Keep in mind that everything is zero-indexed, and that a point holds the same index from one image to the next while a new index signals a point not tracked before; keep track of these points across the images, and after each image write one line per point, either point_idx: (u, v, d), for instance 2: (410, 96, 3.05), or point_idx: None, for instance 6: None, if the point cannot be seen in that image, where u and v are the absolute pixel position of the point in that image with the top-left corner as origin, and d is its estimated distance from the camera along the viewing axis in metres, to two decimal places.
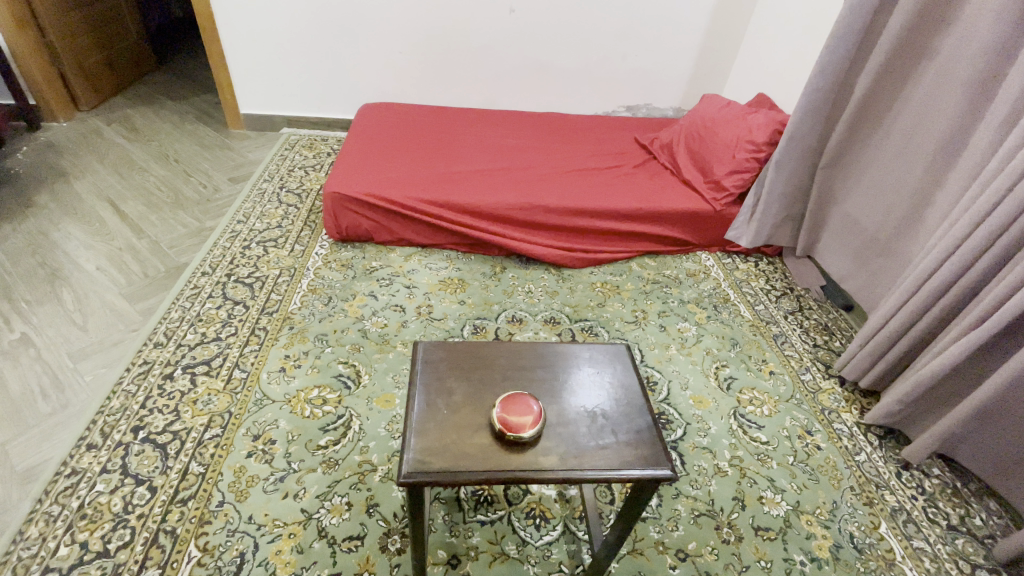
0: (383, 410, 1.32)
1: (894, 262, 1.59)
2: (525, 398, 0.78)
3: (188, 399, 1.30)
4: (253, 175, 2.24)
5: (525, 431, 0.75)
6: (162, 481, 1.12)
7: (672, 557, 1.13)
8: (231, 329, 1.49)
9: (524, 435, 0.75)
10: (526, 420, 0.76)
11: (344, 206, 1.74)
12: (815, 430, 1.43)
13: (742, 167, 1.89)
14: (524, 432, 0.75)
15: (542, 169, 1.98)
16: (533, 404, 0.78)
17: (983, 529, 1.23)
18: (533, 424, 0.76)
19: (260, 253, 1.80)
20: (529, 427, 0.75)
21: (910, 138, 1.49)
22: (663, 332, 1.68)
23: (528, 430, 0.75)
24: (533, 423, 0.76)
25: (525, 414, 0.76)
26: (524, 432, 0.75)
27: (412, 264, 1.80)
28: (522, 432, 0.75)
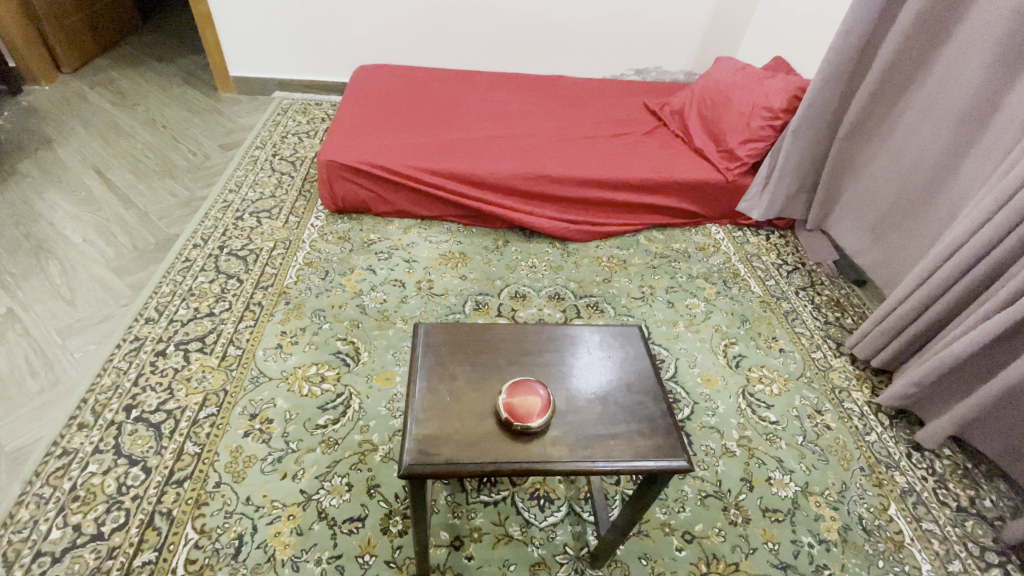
0: (383, 388, 1.28)
1: (912, 238, 1.52)
2: (533, 385, 0.74)
3: (181, 376, 1.26)
4: (245, 142, 2.15)
5: (534, 420, 0.71)
6: (157, 462, 1.10)
7: (679, 538, 1.11)
8: (225, 305, 1.44)
9: (531, 425, 0.70)
10: (532, 408, 0.71)
11: (340, 175, 1.67)
12: (825, 409, 1.40)
13: (757, 136, 1.79)
14: (533, 421, 0.71)
15: (546, 136, 1.88)
16: (539, 390, 0.73)
17: (993, 511, 1.21)
18: (542, 412, 0.72)
19: (253, 224, 1.73)
20: (537, 417, 0.71)
21: (937, 105, 1.40)
22: (671, 308, 1.63)
23: (536, 418, 0.71)
24: (541, 411, 0.72)
25: (530, 401, 0.72)
26: (533, 421, 0.71)
27: (411, 237, 1.73)
28: (530, 421, 0.71)
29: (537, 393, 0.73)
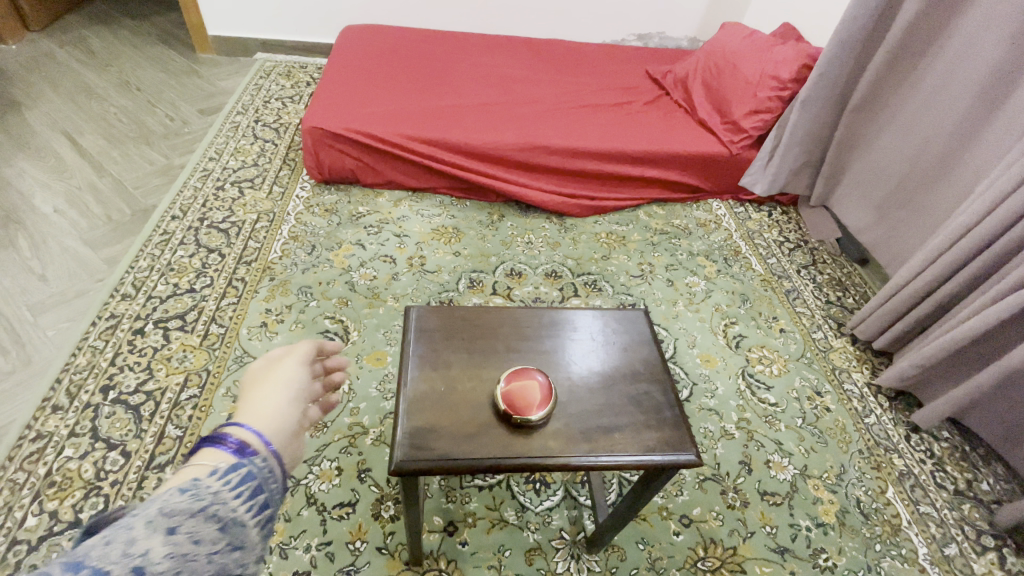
0: (374, 369, 1.23)
1: (919, 216, 1.47)
2: (534, 374, 0.69)
3: (161, 356, 1.20)
4: (225, 107, 2.03)
5: (534, 412, 0.67)
6: (137, 446, 1.05)
7: (676, 523, 1.09)
8: (206, 281, 1.37)
9: (531, 418, 0.66)
10: (532, 399, 0.67)
11: (326, 144, 1.58)
12: (824, 390, 1.38)
13: (763, 107, 1.71)
14: (533, 414, 0.67)
15: (544, 104, 1.79)
16: (537, 379, 0.69)
17: (990, 494, 1.20)
18: (542, 402, 0.68)
19: (235, 195, 1.65)
20: (537, 409, 0.67)
21: (954, 77, 1.32)
22: (670, 287, 1.58)
23: (537, 410, 0.67)
24: (541, 401, 0.67)
25: (529, 393, 0.68)
26: (534, 414, 0.67)
27: (402, 210, 1.66)
28: (530, 414, 0.67)
29: (536, 382, 0.69)
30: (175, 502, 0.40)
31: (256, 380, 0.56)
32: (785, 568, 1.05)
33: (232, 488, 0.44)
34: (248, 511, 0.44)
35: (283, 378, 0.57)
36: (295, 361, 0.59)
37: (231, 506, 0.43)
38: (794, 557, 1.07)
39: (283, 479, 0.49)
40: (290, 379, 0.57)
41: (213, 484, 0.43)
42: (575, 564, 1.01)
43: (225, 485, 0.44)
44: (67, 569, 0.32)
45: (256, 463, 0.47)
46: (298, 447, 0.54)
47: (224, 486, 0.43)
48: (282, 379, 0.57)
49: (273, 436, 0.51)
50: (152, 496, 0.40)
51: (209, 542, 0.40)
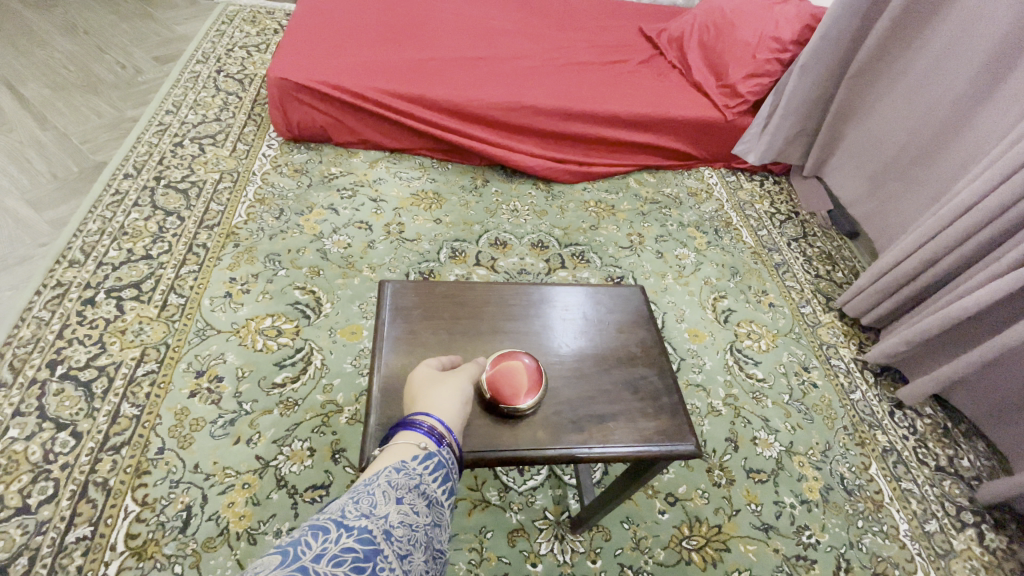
0: (348, 343, 1.16)
1: (913, 189, 1.43)
2: (524, 359, 0.63)
3: (115, 328, 1.11)
4: (183, 55, 1.86)
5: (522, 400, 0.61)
6: (89, 426, 0.97)
7: (662, 501, 1.06)
8: (164, 246, 1.26)
9: (519, 407, 0.61)
10: (519, 386, 0.61)
11: (293, 97, 1.45)
12: (811, 366, 1.36)
13: (762, 70, 1.61)
14: (522, 402, 0.61)
15: (530, 61, 1.67)
16: (522, 362, 0.63)
17: (970, 470, 1.21)
18: (530, 389, 0.62)
19: (195, 152, 1.51)
20: (526, 397, 0.61)
21: (963, 42, 1.25)
22: (660, 259, 1.53)
23: (526, 397, 0.61)
24: (529, 387, 0.62)
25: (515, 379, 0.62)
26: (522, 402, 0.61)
27: (379, 172, 1.55)
28: (518, 402, 0.61)
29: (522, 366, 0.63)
30: (394, 480, 0.44)
31: (420, 384, 0.57)
32: (769, 546, 1.04)
33: (432, 472, 0.47)
34: (442, 494, 0.48)
35: (455, 382, 0.58)
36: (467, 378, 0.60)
37: (432, 487, 0.47)
38: (778, 535, 1.06)
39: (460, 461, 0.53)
40: (462, 386, 0.58)
41: (417, 466, 0.47)
42: (558, 544, 0.98)
43: (425, 467, 0.47)
44: (337, 526, 0.36)
45: (443, 453, 0.50)
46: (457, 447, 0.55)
47: (424, 469, 0.47)
48: (450, 380, 0.58)
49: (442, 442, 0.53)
50: (376, 473, 0.45)
51: (424, 517, 0.43)
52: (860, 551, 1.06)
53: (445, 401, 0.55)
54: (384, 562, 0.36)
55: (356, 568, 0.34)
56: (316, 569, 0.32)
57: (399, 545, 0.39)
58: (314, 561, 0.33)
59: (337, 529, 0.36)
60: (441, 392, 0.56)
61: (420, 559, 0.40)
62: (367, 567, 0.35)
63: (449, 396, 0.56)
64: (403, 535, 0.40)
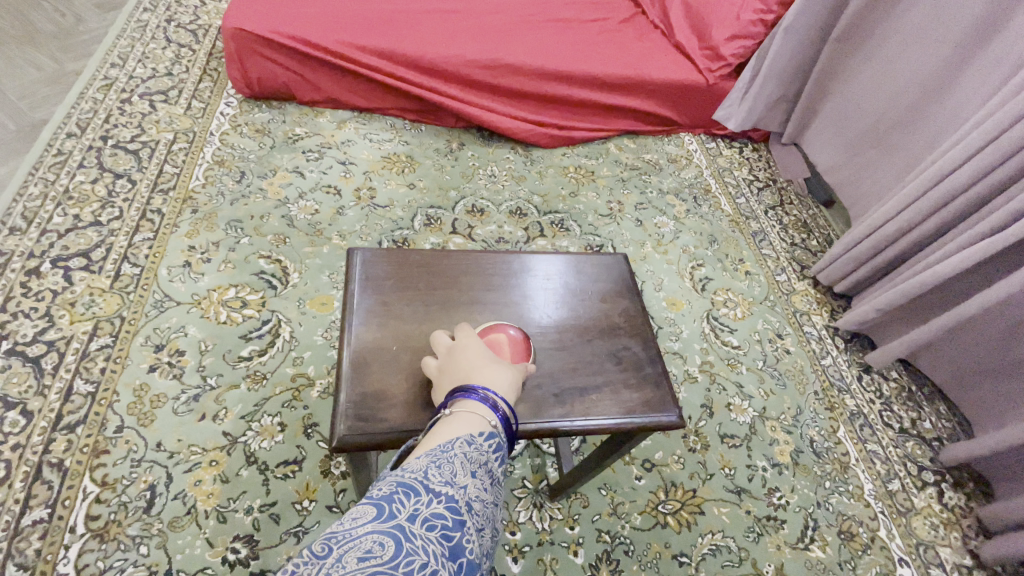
0: (319, 315, 1.11)
1: (889, 157, 1.43)
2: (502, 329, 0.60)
3: (63, 300, 1.03)
4: (129, 2, 1.70)
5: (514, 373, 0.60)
6: (40, 404, 0.91)
7: (639, 467, 1.08)
8: (114, 212, 1.18)
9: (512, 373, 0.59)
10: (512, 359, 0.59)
11: (252, 49, 1.34)
12: (785, 333, 1.37)
13: (745, 32, 1.57)
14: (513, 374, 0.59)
15: (507, 16, 1.58)
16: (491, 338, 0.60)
17: (931, 432, 1.26)
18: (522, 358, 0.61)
19: (145, 109, 1.40)
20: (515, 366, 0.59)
21: (949, 5, 1.22)
22: (639, 227, 1.50)
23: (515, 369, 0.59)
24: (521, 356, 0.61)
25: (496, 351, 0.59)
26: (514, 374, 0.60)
27: (347, 133, 1.47)
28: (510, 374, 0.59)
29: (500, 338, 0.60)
30: (469, 456, 0.43)
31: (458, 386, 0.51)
32: (741, 508, 1.07)
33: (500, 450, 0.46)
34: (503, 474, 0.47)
35: (503, 363, 0.54)
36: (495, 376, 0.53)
37: (494, 468, 0.45)
38: (750, 497, 1.08)
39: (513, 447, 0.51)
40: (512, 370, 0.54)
41: (488, 442, 0.46)
42: (537, 512, 0.99)
43: (492, 446, 0.46)
44: (425, 490, 0.37)
45: (498, 433, 0.47)
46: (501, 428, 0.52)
47: (489, 447, 0.46)
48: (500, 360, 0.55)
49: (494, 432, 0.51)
50: (453, 443, 0.44)
51: (490, 495, 0.43)
52: (827, 510, 1.09)
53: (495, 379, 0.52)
54: (469, 534, 0.36)
55: (444, 535, 0.35)
56: (411, 530, 0.33)
57: (476, 519, 0.39)
58: (408, 521, 0.34)
59: (426, 494, 0.37)
60: (492, 369, 0.52)
61: (488, 536, 0.41)
62: (454, 537, 0.35)
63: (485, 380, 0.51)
64: (479, 511, 0.40)
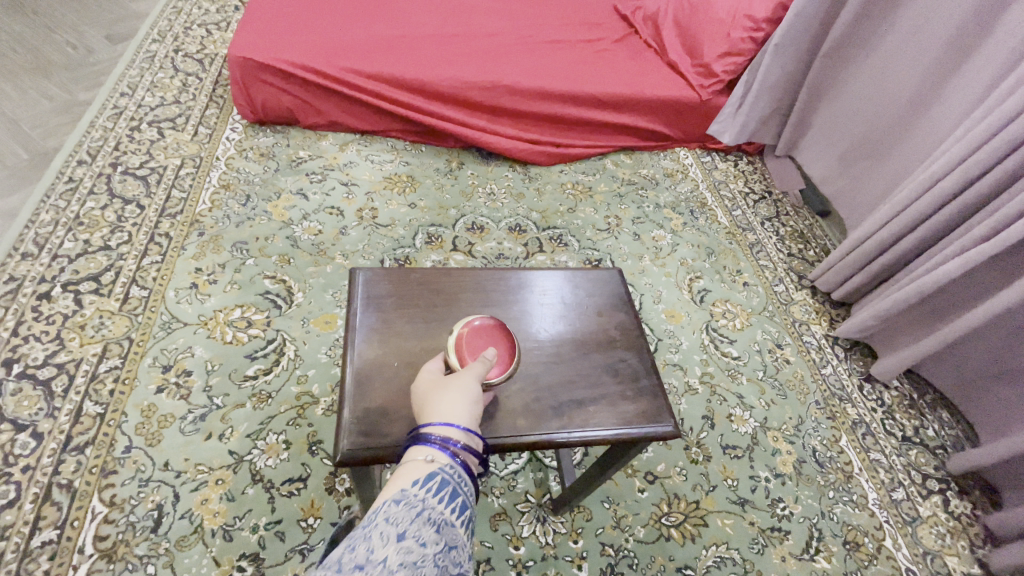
0: (323, 333, 1.13)
1: (882, 167, 1.45)
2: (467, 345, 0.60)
3: (73, 323, 1.06)
4: (137, 34, 1.75)
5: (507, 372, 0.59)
6: (50, 426, 0.93)
7: (641, 480, 1.08)
8: (123, 236, 1.21)
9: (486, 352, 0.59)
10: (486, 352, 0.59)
11: (257, 77, 1.38)
12: (785, 343, 1.38)
13: (736, 49, 1.60)
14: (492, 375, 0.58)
15: (504, 39, 1.63)
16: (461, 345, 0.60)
17: (935, 439, 1.26)
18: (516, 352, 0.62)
19: (154, 136, 1.44)
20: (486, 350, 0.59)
21: (932, 19, 1.25)
22: (637, 241, 1.53)
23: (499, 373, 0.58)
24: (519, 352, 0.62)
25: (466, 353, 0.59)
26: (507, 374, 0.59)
27: (349, 155, 1.50)
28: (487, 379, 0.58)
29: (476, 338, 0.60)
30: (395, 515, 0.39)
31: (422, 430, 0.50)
32: (745, 519, 1.07)
33: (436, 494, 0.43)
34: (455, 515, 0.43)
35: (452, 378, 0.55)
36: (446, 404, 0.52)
37: (439, 509, 0.42)
38: (754, 508, 1.08)
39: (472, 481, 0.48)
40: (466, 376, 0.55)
41: (419, 493, 0.43)
42: (540, 527, 0.99)
43: (424, 495, 0.42)
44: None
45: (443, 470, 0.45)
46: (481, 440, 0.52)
47: (421, 497, 0.42)
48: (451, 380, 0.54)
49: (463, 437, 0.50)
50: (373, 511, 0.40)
51: (431, 546, 0.38)
52: (832, 521, 1.09)
53: (449, 401, 0.52)
54: None
55: None
56: None
57: None
58: None
59: None
60: (443, 394, 0.53)
61: None
62: None
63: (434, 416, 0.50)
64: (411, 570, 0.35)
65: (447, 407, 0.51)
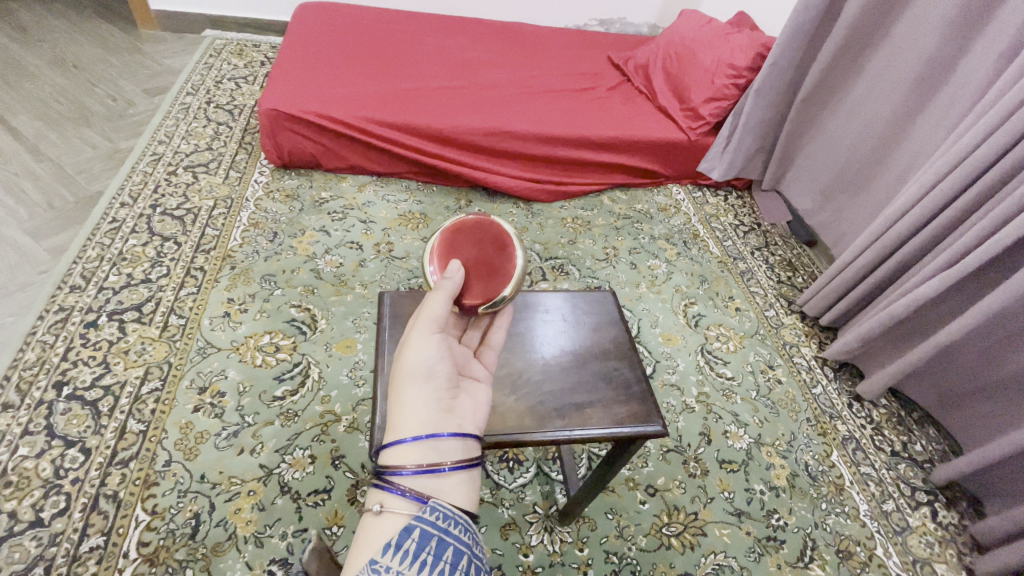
0: (344, 357, 1.23)
1: (859, 200, 1.55)
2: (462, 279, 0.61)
3: (118, 349, 1.16)
4: (173, 88, 1.92)
5: (515, 273, 0.61)
6: (97, 442, 1.01)
7: (642, 492, 1.15)
8: (162, 270, 1.32)
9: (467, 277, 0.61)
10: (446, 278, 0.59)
11: (284, 126, 1.53)
12: (776, 364, 1.46)
13: (720, 94, 1.75)
14: (502, 292, 0.61)
15: (507, 89, 1.79)
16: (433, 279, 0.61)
17: (923, 454, 1.32)
18: (506, 238, 0.62)
19: (189, 180, 1.58)
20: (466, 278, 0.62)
21: (895, 66, 1.36)
22: (634, 270, 1.64)
23: (509, 284, 0.61)
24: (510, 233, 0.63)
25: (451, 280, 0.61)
26: (516, 274, 0.62)
27: (367, 195, 1.64)
28: (497, 295, 0.61)
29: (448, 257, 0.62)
30: None
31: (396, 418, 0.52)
32: (742, 530, 1.13)
33: (412, 558, 0.41)
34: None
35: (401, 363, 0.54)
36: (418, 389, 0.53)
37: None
38: (750, 519, 1.15)
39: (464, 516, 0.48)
40: (415, 350, 0.54)
41: (394, 560, 0.41)
42: (548, 536, 1.05)
43: (399, 558, 0.41)
44: None
45: (424, 515, 0.45)
46: (462, 413, 0.56)
47: (397, 561, 0.41)
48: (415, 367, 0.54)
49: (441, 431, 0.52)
50: None
51: None
52: (825, 531, 1.15)
53: (412, 399, 0.53)
54: None
55: None
56: None
57: None
58: None
59: None
60: (403, 391, 0.53)
61: None
62: None
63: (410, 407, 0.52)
64: None
65: (414, 410, 0.52)
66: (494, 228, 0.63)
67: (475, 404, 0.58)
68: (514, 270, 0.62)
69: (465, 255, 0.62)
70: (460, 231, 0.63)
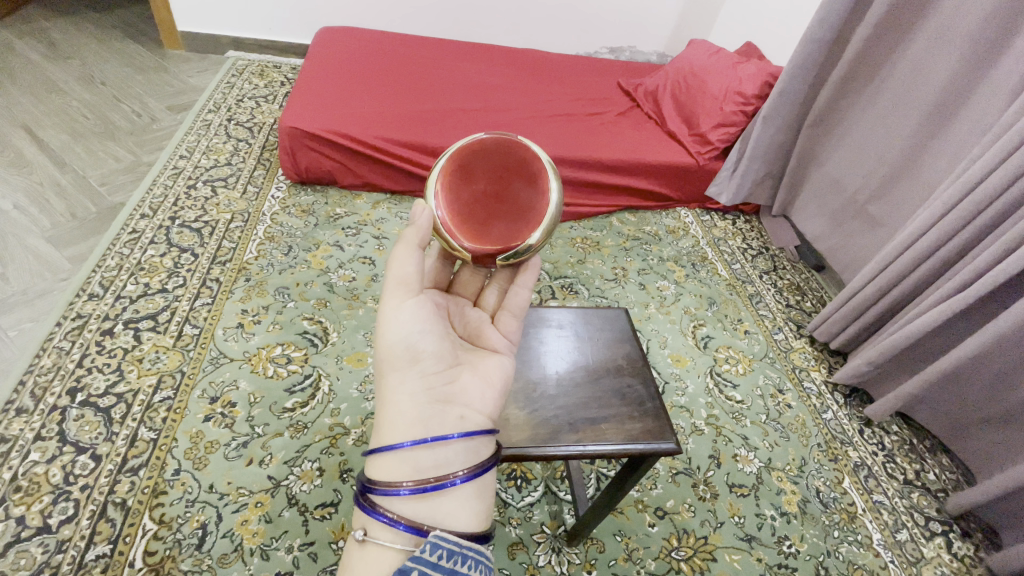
0: (354, 369, 1.24)
1: (869, 226, 1.54)
2: (491, 230, 0.57)
3: (132, 357, 1.17)
4: (196, 105, 1.98)
5: (546, 217, 0.57)
6: (108, 449, 1.02)
7: (652, 515, 1.13)
8: (179, 281, 1.34)
9: (493, 228, 0.57)
10: (414, 231, 0.56)
11: (302, 143, 1.57)
12: (786, 388, 1.45)
13: (729, 121, 1.78)
14: (528, 237, 0.57)
15: (519, 112, 1.83)
16: (445, 212, 0.58)
17: (936, 483, 1.30)
18: (511, 162, 0.57)
19: (208, 193, 1.61)
20: (492, 227, 0.57)
21: (905, 95, 1.39)
22: (643, 290, 1.65)
23: (537, 228, 0.57)
24: (545, 163, 0.58)
25: (470, 213, 0.57)
26: (546, 216, 0.57)
27: (381, 213, 1.67)
28: (525, 213, 0.57)
29: (469, 185, 0.57)
30: None
31: (384, 415, 0.55)
32: (753, 556, 1.11)
33: None
34: None
35: (382, 346, 0.57)
36: (400, 377, 0.56)
37: None
38: (760, 545, 1.13)
39: (459, 542, 0.47)
40: (393, 329, 0.57)
41: None
42: (556, 556, 1.04)
43: None
44: None
45: (423, 557, 0.44)
46: (461, 395, 0.58)
47: None
48: (396, 360, 0.57)
49: (432, 427, 0.54)
50: None
51: None
52: (837, 559, 1.13)
53: (399, 387, 0.56)
54: None
55: None
56: None
57: None
58: None
59: None
60: (392, 387, 0.56)
61: None
62: None
63: (397, 403, 0.55)
64: None
65: (402, 401, 0.55)
66: (514, 151, 0.57)
67: (477, 380, 0.60)
68: (530, 197, 0.57)
69: (489, 184, 0.57)
70: (486, 154, 0.57)
